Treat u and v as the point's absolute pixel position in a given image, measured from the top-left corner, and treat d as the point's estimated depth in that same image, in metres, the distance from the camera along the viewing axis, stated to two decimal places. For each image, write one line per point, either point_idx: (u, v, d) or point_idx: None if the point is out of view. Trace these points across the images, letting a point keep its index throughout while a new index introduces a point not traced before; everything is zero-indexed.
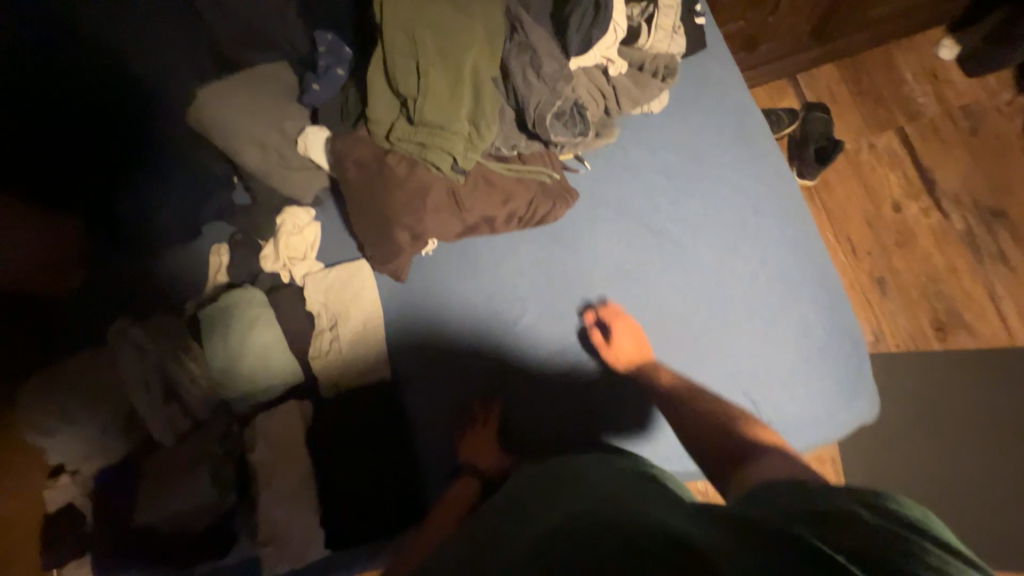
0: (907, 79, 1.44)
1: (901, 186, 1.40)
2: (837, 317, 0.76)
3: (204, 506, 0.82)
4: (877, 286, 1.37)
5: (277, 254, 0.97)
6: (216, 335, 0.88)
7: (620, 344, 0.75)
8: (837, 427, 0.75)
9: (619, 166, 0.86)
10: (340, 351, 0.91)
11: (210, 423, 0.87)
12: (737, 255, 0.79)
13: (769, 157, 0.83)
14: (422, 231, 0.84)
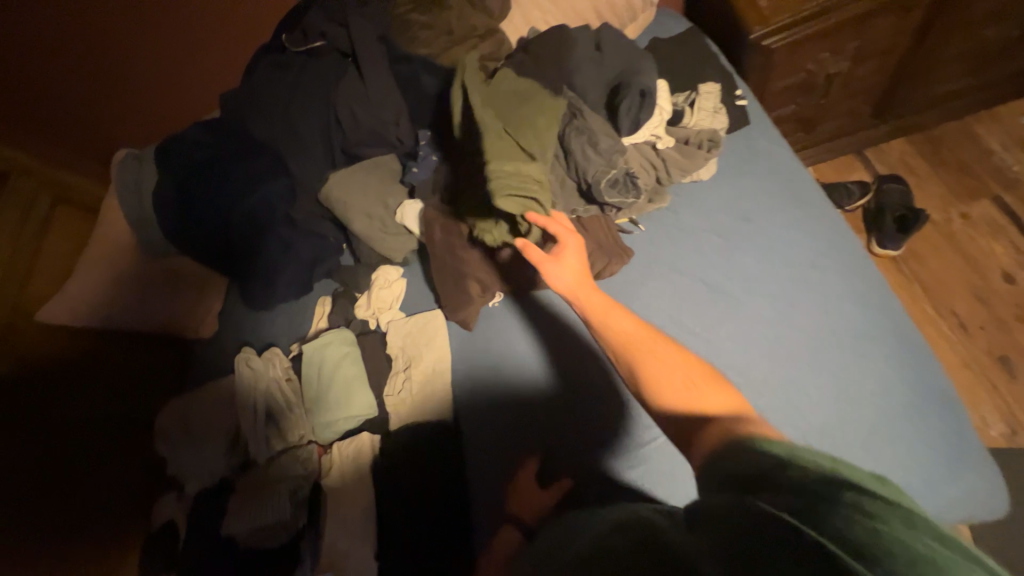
0: (995, 149, 1.38)
1: (1010, 256, 1.27)
2: (922, 374, 0.70)
3: (276, 524, 0.90)
4: (1002, 365, 1.18)
5: (368, 305, 1.14)
6: (313, 367, 1.03)
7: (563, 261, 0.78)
8: (941, 503, 0.64)
9: (672, 226, 0.92)
10: (411, 391, 1.00)
11: (293, 447, 0.98)
12: (798, 307, 0.78)
13: (823, 216, 0.85)
14: (489, 283, 0.98)
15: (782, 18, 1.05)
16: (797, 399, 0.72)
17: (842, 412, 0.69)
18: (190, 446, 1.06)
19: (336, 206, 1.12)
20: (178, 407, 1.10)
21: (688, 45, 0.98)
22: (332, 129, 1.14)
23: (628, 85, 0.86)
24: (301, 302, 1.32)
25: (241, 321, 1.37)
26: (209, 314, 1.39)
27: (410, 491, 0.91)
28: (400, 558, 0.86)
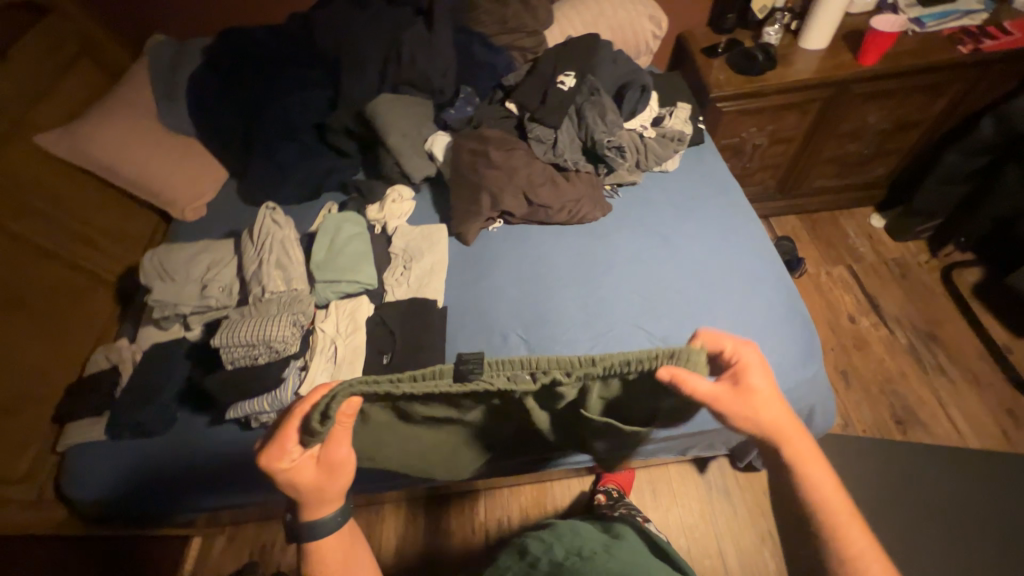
0: (851, 234, 1.92)
1: (854, 305, 1.75)
2: (794, 304, 1.02)
3: (273, 342, 0.95)
4: (842, 378, 1.59)
5: (380, 210, 1.30)
6: (326, 236, 1.15)
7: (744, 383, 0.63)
8: (798, 383, 0.93)
9: (642, 196, 1.23)
10: (409, 279, 1.15)
11: (294, 292, 1.04)
12: (721, 256, 1.09)
13: (743, 205, 1.20)
14: (500, 200, 1.17)
15: (732, 89, 1.47)
16: (712, 308, 1.01)
17: (741, 318, 0.99)
18: (174, 284, 1.10)
19: (376, 119, 1.30)
20: (165, 251, 1.14)
21: (670, 82, 1.36)
22: (388, 64, 1.36)
23: (631, 86, 1.23)
24: (307, 205, 1.43)
25: (240, 210, 1.45)
26: (202, 198, 1.44)
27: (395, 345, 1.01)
28: None
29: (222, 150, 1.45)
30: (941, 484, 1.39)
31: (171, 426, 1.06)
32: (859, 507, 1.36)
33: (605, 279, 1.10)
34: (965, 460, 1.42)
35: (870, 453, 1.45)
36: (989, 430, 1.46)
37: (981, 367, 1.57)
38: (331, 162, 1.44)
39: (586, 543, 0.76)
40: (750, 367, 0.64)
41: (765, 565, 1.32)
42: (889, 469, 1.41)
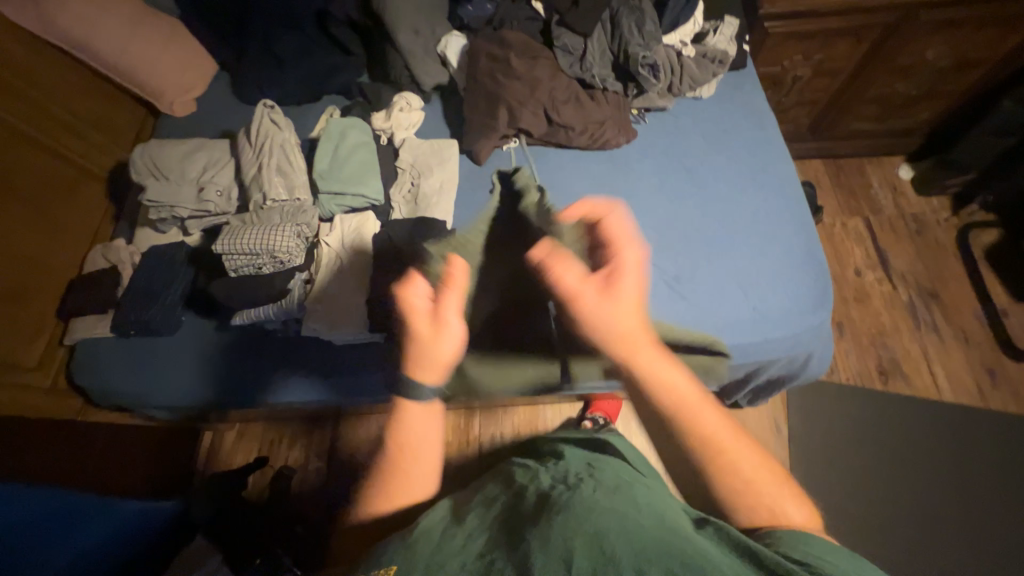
0: (875, 185, 1.84)
1: (862, 258, 1.73)
2: (813, 251, 0.99)
3: (277, 253, 0.91)
4: (836, 328, 1.62)
5: (386, 119, 1.20)
6: (330, 143, 1.07)
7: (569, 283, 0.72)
8: (804, 329, 0.94)
9: (669, 124, 1.15)
10: (417, 196, 1.10)
11: (297, 202, 0.99)
12: (746, 195, 1.04)
13: (777, 141, 1.12)
14: (518, 116, 1.08)
15: (783, 5, 1.31)
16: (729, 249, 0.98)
17: (757, 262, 0.97)
18: (169, 184, 1.04)
19: (383, 10, 1.16)
20: (156, 148, 1.07)
21: None
22: None
23: None
24: (306, 108, 1.33)
25: (234, 109, 1.34)
26: (192, 91, 1.33)
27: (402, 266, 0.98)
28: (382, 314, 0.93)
29: (215, 41, 1.34)
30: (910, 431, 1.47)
31: (178, 328, 1.07)
32: (828, 445, 1.46)
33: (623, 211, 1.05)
34: (937, 411, 1.49)
35: (848, 399, 1.52)
36: (966, 386, 1.52)
37: (973, 329, 1.59)
38: (333, 60, 1.31)
39: (574, 470, 0.74)
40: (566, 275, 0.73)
41: None
42: (864, 414, 1.49)
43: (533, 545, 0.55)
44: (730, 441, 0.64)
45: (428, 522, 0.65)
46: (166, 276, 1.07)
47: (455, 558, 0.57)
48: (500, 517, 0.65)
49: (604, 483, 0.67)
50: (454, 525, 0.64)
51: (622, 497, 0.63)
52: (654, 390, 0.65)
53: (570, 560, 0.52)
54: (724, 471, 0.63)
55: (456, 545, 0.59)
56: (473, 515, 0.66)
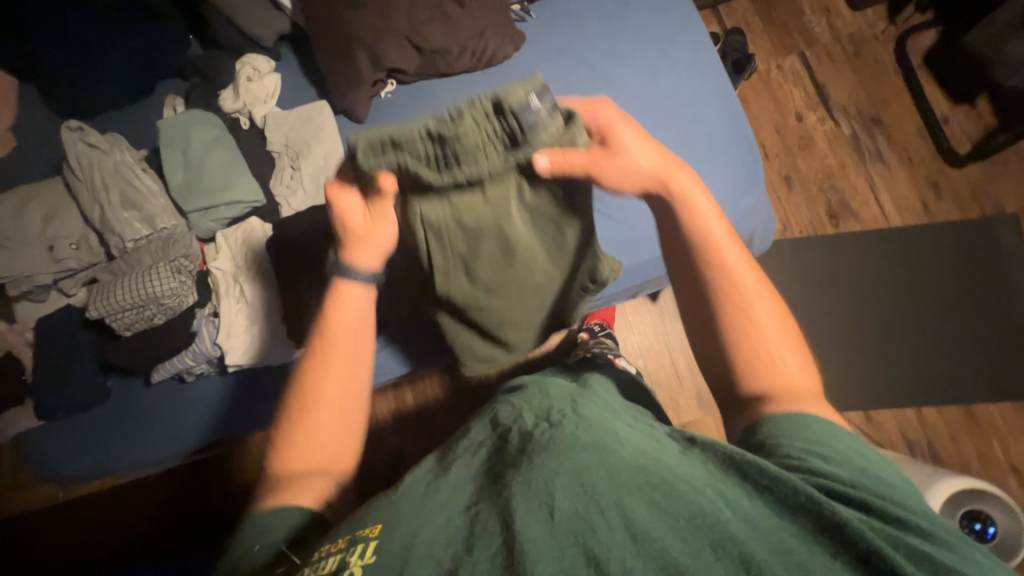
0: (807, 11, 1.67)
1: (803, 100, 1.63)
2: (738, 127, 0.91)
3: (163, 299, 0.81)
4: (785, 183, 1.59)
5: (236, 96, 1.01)
6: (174, 149, 0.89)
7: (618, 143, 0.66)
8: (740, 214, 0.90)
9: (558, 14, 0.98)
10: (302, 182, 0.96)
11: (164, 232, 0.85)
12: (658, 80, 0.92)
13: (681, 2, 0.97)
14: (381, 54, 0.91)
15: None
16: None
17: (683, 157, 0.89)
18: (10, 251, 0.88)
19: None
20: None
21: None
22: None
23: None
24: (144, 105, 1.11)
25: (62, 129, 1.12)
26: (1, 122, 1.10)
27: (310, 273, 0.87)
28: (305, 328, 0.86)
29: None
30: (863, 265, 1.51)
31: (108, 396, 1.00)
32: (790, 299, 1.50)
33: None
34: (886, 238, 1.52)
35: (803, 250, 1.54)
36: (912, 206, 1.53)
37: (916, 145, 1.56)
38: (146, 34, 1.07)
39: (554, 403, 0.61)
40: (613, 123, 0.67)
41: None
42: (818, 261, 1.52)
43: (512, 490, 0.47)
44: (753, 290, 0.66)
45: (410, 480, 0.57)
46: (66, 347, 0.97)
47: (435, 520, 0.48)
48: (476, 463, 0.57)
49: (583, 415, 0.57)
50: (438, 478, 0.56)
51: (605, 429, 0.53)
52: (691, 222, 0.67)
53: (550, 503, 0.44)
54: (742, 325, 0.64)
55: (431, 507, 0.50)
56: (459, 465, 0.57)
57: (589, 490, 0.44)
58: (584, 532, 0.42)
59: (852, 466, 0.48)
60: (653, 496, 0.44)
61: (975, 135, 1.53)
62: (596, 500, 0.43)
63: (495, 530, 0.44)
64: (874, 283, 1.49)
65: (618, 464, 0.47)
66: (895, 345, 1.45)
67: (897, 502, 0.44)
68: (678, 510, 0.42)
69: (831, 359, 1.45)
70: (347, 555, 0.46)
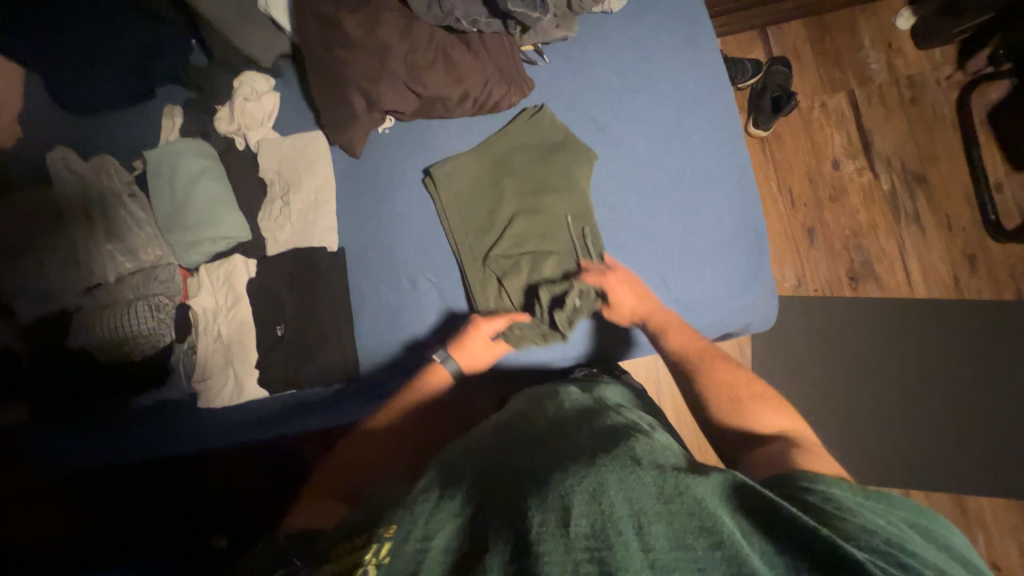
0: (866, 44, 1.51)
1: (843, 146, 1.50)
2: (749, 214, 0.84)
3: (140, 338, 0.83)
4: (808, 236, 1.49)
5: (231, 118, 0.97)
6: (162, 181, 0.89)
7: (617, 294, 0.81)
8: (736, 308, 0.84)
9: (573, 62, 0.91)
10: (290, 217, 0.94)
11: (147, 266, 0.86)
12: (671, 151, 0.86)
13: (710, 64, 0.89)
14: (377, 96, 0.86)
15: None
16: (648, 227, 0.85)
17: (683, 241, 0.84)
18: None
19: None
20: None
21: None
22: None
23: None
24: (143, 111, 1.09)
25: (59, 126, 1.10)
26: None
27: (289, 321, 0.89)
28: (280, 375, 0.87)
29: None
30: (876, 334, 1.43)
31: None
32: (794, 361, 1.43)
33: None
34: (906, 308, 1.43)
35: (815, 310, 1.46)
36: (940, 278, 1.43)
37: (959, 211, 1.43)
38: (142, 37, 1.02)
39: (570, 423, 0.65)
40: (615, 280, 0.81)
41: (697, 418, 1.46)
42: (828, 323, 1.45)
43: (528, 502, 0.49)
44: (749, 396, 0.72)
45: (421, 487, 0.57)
46: None
47: (449, 528, 0.50)
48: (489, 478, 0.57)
49: (600, 439, 0.59)
50: (449, 487, 0.56)
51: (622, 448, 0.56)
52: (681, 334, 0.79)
53: (566, 515, 0.46)
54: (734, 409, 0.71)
55: (444, 514, 0.51)
56: (472, 466, 0.61)
57: (606, 513, 0.46)
58: (600, 549, 0.43)
59: (880, 519, 0.47)
60: (671, 522, 0.45)
61: None
62: (614, 524, 0.45)
63: (507, 539, 0.46)
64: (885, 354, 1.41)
65: (636, 485, 0.49)
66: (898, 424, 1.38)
67: (935, 562, 0.43)
68: (697, 537, 0.43)
69: (827, 427, 1.39)
70: (361, 553, 0.46)
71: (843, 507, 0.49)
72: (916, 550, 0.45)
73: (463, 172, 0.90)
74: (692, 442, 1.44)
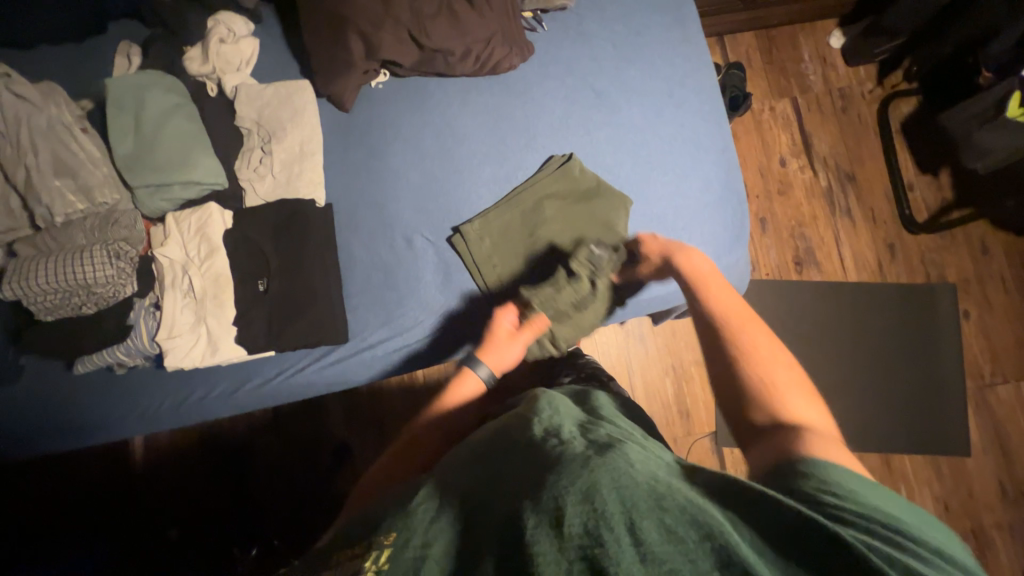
0: (806, 58, 1.70)
1: (788, 146, 1.67)
2: (733, 181, 0.91)
3: (95, 288, 0.72)
4: (760, 225, 1.63)
5: (204, 59, 0.89)
6: (123, 114, 0.79)
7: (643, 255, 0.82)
8: (722, 268, 0.90)
9: (572, 30, 0.94)
10: (273, 168, 0.87)
11: (104, 208, 0.75)
12: (663, 120, 0.91)
13: (697, 41, 0.95)
14: (376, 44, 0.83)
15: None
16: (643, 190, 0.89)
17: (675, 204, 0.89)
18: None
19: None
20: None
21: None
22: None
23: None
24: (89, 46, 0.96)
25: None
26: None
27: (274, 278, 0.82)
28: (258, 335, 0.80)
29: None
30: (817, 314, 1.59)
31: None
32: None
33: (522, 158, 0.92)
34: (841, 290, 1.60)
35: (767, 292, 1.60)
36: (868, 264, 1.62)
37: (882, 207, 1.64)
38: None
39: (566, 422, 0.62)
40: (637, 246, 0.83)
41: (665, 394, 1.53)
42: (778, 304, 1.59)
43: (520, 506, 0.48)
44: (780, 379, 0.65)
45: (418, 495, 0.56)
46: None
47: (442, 542, 0.49)
48: (482, 482, 0.56)
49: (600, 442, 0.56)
50: (444, 500, 0.54)
51: (621, 452, 0.54)
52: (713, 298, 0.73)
53: (558, 517, 0.44)
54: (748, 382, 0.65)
55: (436, 527, 0.50)
56: (465, 479, 0.58)
57: (596, 508, 0.44)
58: (590, 550, 0.41)
59: (872, 495, 0.47)
60: (663, 518, 0.43)
61: (933, 206, 1.63)
62: (603, 519, 0.43)
63: (497, 552, 0.45)
64: (825, 332, 1.58)
65: (630, 484, 0.47)
66: (835, 394, 1.54)
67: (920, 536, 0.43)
68: (688, 534, 0.42)
69: None
70: (361, 561, 0.47)
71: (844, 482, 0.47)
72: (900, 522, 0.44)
73: (512, 252, 0.88)
74: (662, 417, 1.50)
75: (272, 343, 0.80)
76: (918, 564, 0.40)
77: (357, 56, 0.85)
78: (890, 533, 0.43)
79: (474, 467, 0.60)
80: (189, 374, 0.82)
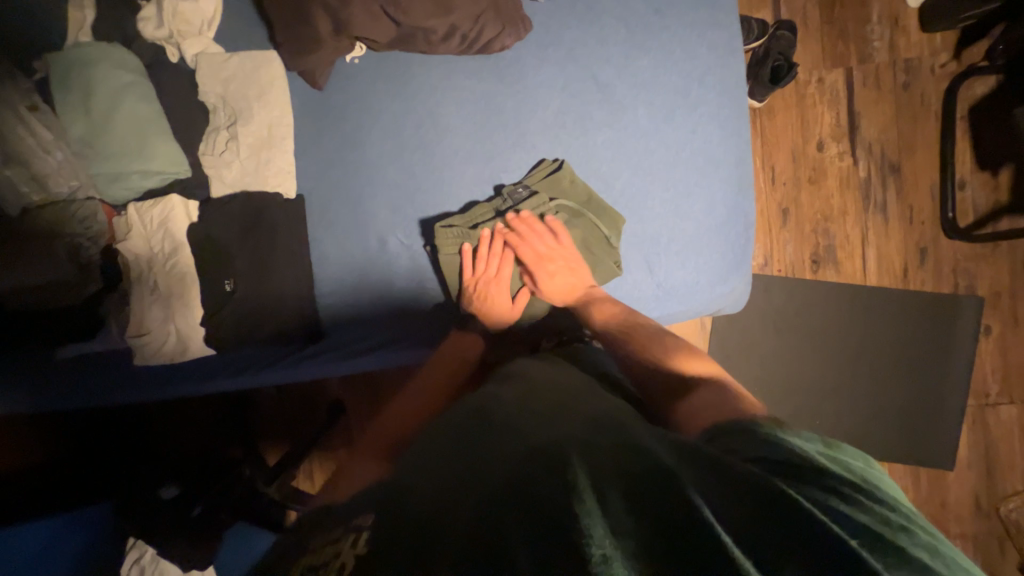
0: (873, 19, 1.46)
1: (831, 126, 1.48)
2: (740, 201, 0.83)
3: (57, 283, 0.73)
4: (781, 216, 1.50)
5: (160, 21, 0.79)
6: (75, 93, 0.74)
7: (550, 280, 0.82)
8: (714, 296, 0.85)
9: (579, 5, 0.81)
10: (238, 153, 0.80)
11: (62, 200, 0.73)
12: (671, 124, 0.81)
13: (727, 28, 0.82)
14: (345, 18, 0.72)
15: None
16: (639, 205, 0.82)
17: (672, 223, 0.82)
18: None
19: None
20: None
21: None
22: None
23: None
24: None
25: None
26: None
27: (239, 280, 0.79)
28: (227, 335, 0.79)
29: None
30: (827, 317, 1.50)
31: None
32: (748, 336, 1.50)
33: (509, 157, 0.83)
34: (858, 294, 1.50)
35: (776, 290, 1.51)
36: (893, 268, 1.50)
37: (923, 205, 1.48)
38: None
39: (546, 399, 0.61)
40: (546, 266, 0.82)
41: None
42: (787, 304, 1.51)
43: (487, 479, 0.47)
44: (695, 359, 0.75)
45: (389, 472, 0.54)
46: None
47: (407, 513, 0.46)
48: (450, 449, 0.55)
49: (575, 419, 0.55)
50: (411, 469, 0.53)
51: (595, 428, 0.53)
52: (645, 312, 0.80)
53: (529, 490, 0.43)
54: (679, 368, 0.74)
55: (403, 494, 0.48)
56: (437, 446, 0.56)
57: (568, 482, 0.43)
58: (555, 519, 0.40)
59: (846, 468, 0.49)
60: (628, 486, 0.43)
61: (983, 209, 1.46)
62: (574, 490, 0.42)
63: (460, 516, 0.43)
64: (833, 337, 1.50)
65: (600, 460, 0.46)
66: (830, 398, 1.50)
67: (872, 489, 0.46)
68: (652, 499, 0.41)
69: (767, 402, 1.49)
70: (333, 543, 0.45)
71: (787, 444, 0.51)
72: (843, 476, 0.47)
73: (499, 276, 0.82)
74: None
75: (243, 342, 0.81)
76: (862, 514, 0.42)
77: (325, 30, 0.74)
78: (837, 487, 0.45)
79: (447, 432, 0.59)
80: (158, 367, 0.82)
